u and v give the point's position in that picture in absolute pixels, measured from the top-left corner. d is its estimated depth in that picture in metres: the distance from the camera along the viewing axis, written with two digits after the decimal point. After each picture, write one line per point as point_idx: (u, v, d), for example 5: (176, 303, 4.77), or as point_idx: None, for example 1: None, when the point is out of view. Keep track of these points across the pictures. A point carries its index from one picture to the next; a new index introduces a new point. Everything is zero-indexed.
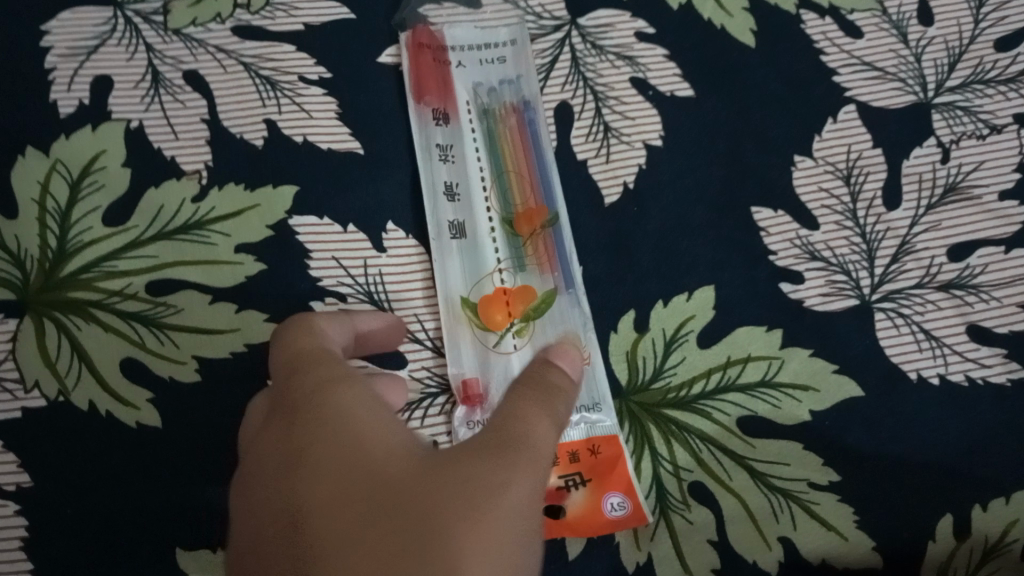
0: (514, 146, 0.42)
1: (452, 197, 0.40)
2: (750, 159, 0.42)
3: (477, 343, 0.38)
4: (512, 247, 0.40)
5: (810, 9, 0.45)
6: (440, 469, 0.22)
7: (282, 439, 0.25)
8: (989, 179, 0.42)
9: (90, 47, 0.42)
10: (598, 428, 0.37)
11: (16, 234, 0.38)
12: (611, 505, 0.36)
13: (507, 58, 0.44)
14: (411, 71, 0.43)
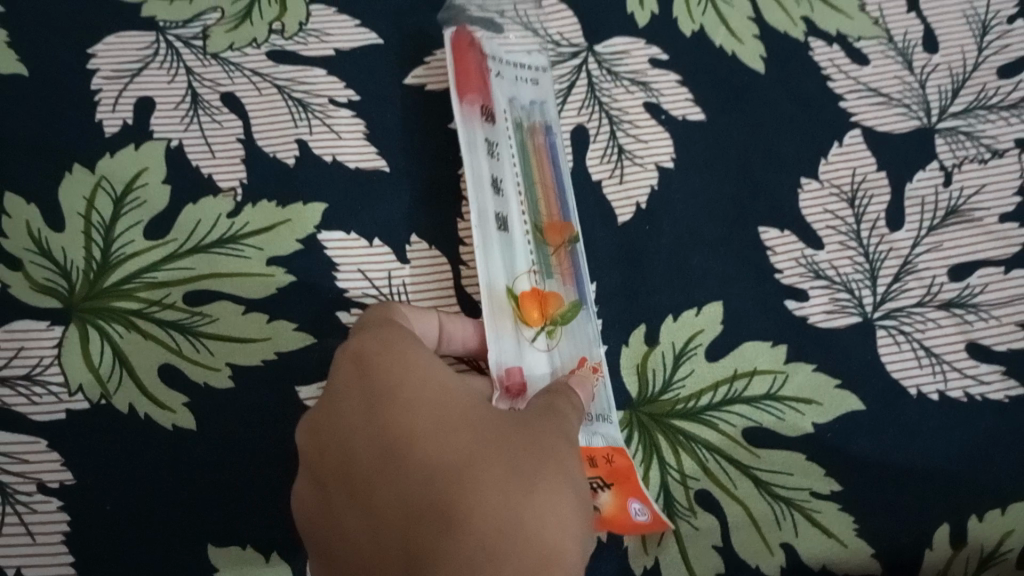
0: (542, 163, 0.43)
1: (497, 191, 0.41)
2: (759, 180, 0.44)
3: (513, 334, 0.38)
4: (541, 254, 0.41)
5: (817, 37, 0.47)
6: (525, 430, 0.30)
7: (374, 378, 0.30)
8: (992, 202, 0.43)
9: (134, 71, 0.44)
10: (612, 440, 0.37)
11: (63, 246, 0.40)
12: (634, 510, 0.36)
13: (539, 81, 0.45)
14: (456, 67, 0.43)
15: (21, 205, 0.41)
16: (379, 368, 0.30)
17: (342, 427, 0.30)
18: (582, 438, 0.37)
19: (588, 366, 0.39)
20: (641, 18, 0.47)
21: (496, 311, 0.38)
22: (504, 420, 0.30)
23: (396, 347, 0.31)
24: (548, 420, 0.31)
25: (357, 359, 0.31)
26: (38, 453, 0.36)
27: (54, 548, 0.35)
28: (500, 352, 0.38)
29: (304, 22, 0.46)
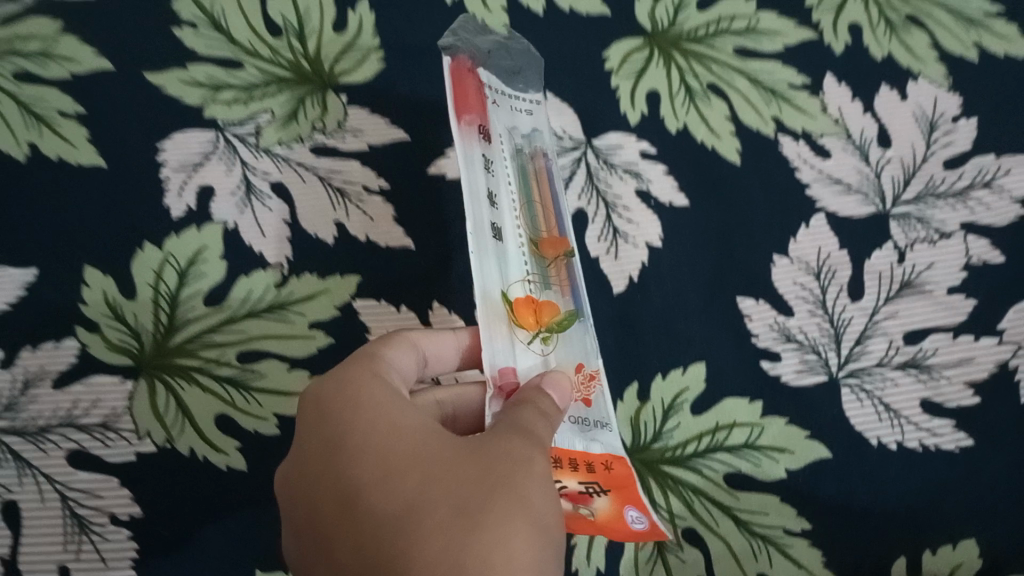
0: (541, 182, 0.45)
1: (493, 205, 0.41)
2: (738, 256, 0.50)
3: (507, 338, 0.39)
4: (538, 265, 0.42)
5: (785, 134, 0.54)
6: (484, 452, 0.32)
7: (338, 417, 0.34)
8: (941, 276, 0.50)
9: (197, 164, 0.51)
10: (610, 446, 0.40)
11: (134, 312, 0.46)
12: (630, 518, 0.39)
13: (532, 110, 0.48)
14: (452, 89, 0.42)
15: (99, 277, 0.47)
16: (351, 420, 0.33)
17: (314, 466, 0.33)
18: (580, 443, 0.40)
19: (585, 373, 0.41)
20: (632, 117, 0.55)
21: (492, 317, 0.39)
22: (465, 445, 0.32)
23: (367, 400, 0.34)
24: (512, 438, 0.33)
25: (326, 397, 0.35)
26: (110, 489, 0.44)
27: (123, 569, 0.43)
28: (494, 354, 0.39)
29: (342, 120, 0.53)
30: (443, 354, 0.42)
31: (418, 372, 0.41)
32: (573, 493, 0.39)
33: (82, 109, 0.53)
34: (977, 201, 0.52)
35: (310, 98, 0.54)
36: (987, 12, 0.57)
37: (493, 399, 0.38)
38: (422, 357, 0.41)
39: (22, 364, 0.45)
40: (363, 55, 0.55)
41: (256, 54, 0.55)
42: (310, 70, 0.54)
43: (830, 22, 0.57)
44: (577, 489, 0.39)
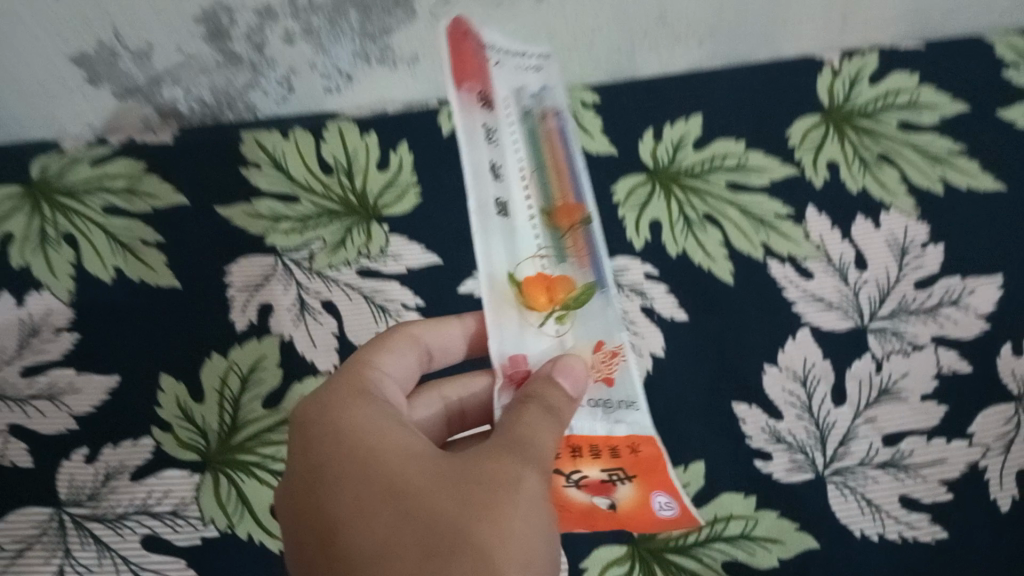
0: (552, 145, 0.41)
1: (496, 176, 0.39)
2: (732, 364, 0.57)
3: (516, 323, 0.39)
4: (553, 236, 0.39)
5: (772, 258, 0.61)
6: (469, 476, 0.33)
7: (320, 444, 0.35)
8: (915, 384, 0.55)
9: (258, 284, 0.59)
10: (637, 428, 0.38)
11: (202, 413, 0.54)
12: (656, 500, 0.38)
13: (539, 68, 0.44)
14: (451, 58, 0.39)
15: (172, 383, 0.55)
16: (341, 441, 0.35)
17: (300, 484, 0.34)
18: (604, 427, 0.39)
19: (606, 351, 0.39)
20: (637, 242, 0.62)
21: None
22: (448, 471, 0.33)
23: (359, 422, 0.36)
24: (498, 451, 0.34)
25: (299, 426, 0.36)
26: (179, 570, 0.50)
27: None
28: (503, 343, 0.39)
29: (384, 246, 0.61)
30: (446, 344, 0.47)
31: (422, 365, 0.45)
32: (597, 480, 0.39)
33: (161, 239, 0.61)
34: (946, 316, 0.58)
35: (356, 227, 0.62)
36: (951, 150, 0.65)
37: (503, 391, 0.39)
38: (428, 351, 0.46)
39: (104, 459, 0.53)
40: (403, 190, 0.63)
41: (311, 190, 0.63)
42: (357, 203, 0.63)
43: (810, 159, 0.65)
44: (602, 476, 0.39)
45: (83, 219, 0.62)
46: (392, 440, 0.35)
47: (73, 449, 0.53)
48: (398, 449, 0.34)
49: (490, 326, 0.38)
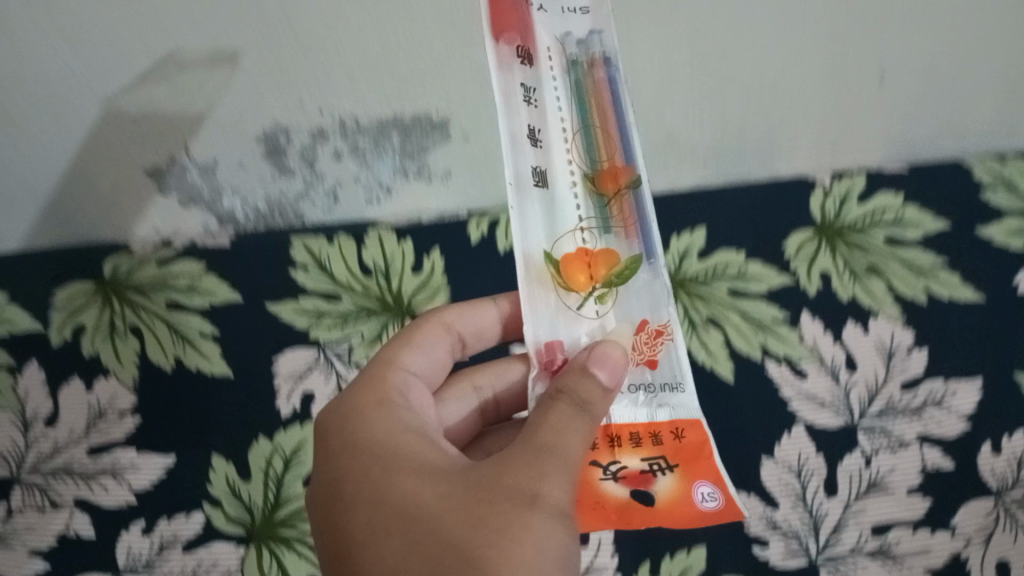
0: (599, 100, 0.47)
1: (536, 144, 0.45)
2: (730, 457, 0.63)
3: (556, 297, 0.46)
4: (598, 205, 0.47)
5: (770, 359, 0.67)
6: (484, 486, 0.38)
7: (354, 455, 0.42)
8: (901, 479, 0.61)
9: (303, 374, 0.67)
10: (679, 413, 0.47)
11: (249, 491, 0.62)
12: (702, 494, 0.45)
13: (588, 8, 0.47)
14: (491, 7, 0.44)
15: (223, 462, 0.63)
16: (375, 454, 0.41)
17: (338, 489, 0.41)
18: (647, 412, 0.47)
19: (651, 329, 0.47)
20: None
21: (538, 275, 0.45)
22: (463, 483, 0.39)
23: (391, 440, 0.42)
24: (513, 465, 0.39)
25: (332, 433, 0.44)
26: None
27: None
28: (539, 329, 0.46)
29: None
30: (478, 330, 0.56)
31: (454, 348, 0.55)
32: (637, 471, 0.46)
33: (217, 331, 0.69)
34: (930, 416, 0.63)
35: (392, 323, 0.70)
36: (934, 264, 0.71)
37: (540, 376, 0.46)
38: (461, 337, 0.55)
39: (159, 531, 0.61)
40: (435, 291, 0.71)
41: (352, 290, 0.71)
42: (393, 302, 0.70)
43: (804, 269, 0.71)
44: (643, 466, 0.46)
45: (148, 312, 0.69)
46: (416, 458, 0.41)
47: (132, 521, 0.62)
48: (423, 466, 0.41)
49: (528, 315, 0.45)
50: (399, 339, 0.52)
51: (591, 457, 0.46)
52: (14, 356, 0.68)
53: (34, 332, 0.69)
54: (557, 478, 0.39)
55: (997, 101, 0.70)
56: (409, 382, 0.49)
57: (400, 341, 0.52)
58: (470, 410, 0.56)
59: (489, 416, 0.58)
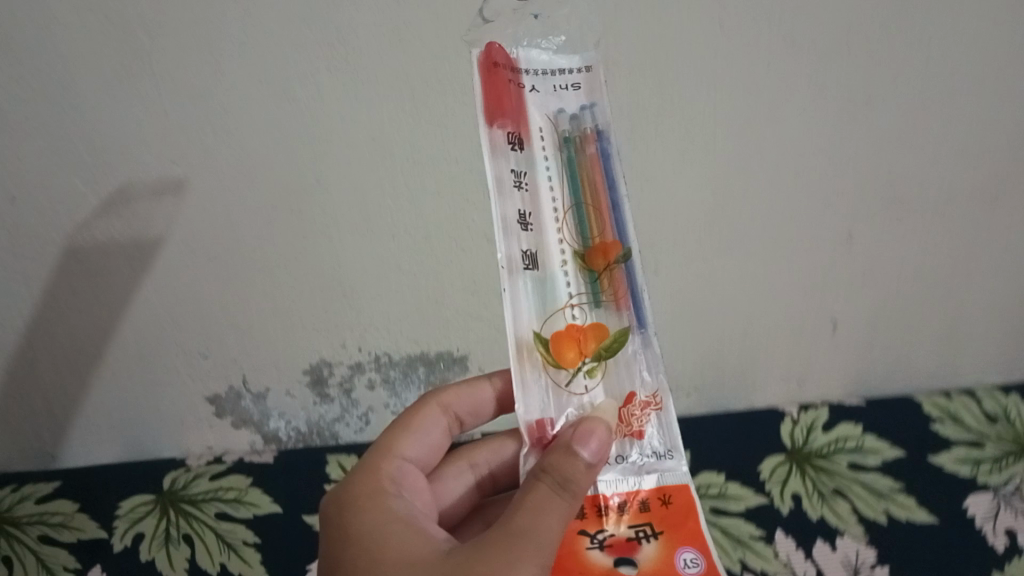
0: (591, 178, 0.53)
1: (527, 226, 0.51)
2: None
3: (543, 374, 0.50)
4: (590, 280, 0.52)
5: (747, 571, 0.75)
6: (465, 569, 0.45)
7: (360, 547, 0.51)
8: None
9: None
10: (667, 481, 0.51)
11: None
12: (686, 560, 0.49)
13: (579, 86, 0.53)
14: (487, 94, 0.51)
15: None
16: (377, 546, 0.50)
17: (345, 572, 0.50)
18: (636, 480, 0.51)
19: (637, 399, 0.51)
20: None
21: (529, 351, 0.50)
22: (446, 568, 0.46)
23: (392, 535, 0.51)
24: (494, 550, 0.46)
25: (339, 520, 0.53)
26: None
27: None
28: (528, 411, 0.50)
29: None
30: (476, 409, 0.65)
31: (451, 425, 0.64)
32: (624, 539, 0.50)
33: (258, 540, 0.78)
34: None
35: None
36: (892, 488, 0.80)
37: (531, 449, 0.51)
38: (458, 415, 0.64)
39: None
40: None
41: None
42: None
43: (777, 491, 0.81)
44: (629, 534, 0.50)
45: (199, 521, 0.79)
46: (409, 549, 0.49)
47: None
48: (415, 555, 0.49)
49: (519, 400, 0.50)
50: (399, 422, 0.63)
51: (580, 527, 0.51)
52: (80, 563, 0.77)
53: (98, 538, 0.79)
54: (526, 562, 0.45)
55: (921, 345, 0.89)
56: (405, 468, 0.59)
57: (399, 427, 0.62)
58: (468, 486, 0.65)
59: (486, 489, 0.66)
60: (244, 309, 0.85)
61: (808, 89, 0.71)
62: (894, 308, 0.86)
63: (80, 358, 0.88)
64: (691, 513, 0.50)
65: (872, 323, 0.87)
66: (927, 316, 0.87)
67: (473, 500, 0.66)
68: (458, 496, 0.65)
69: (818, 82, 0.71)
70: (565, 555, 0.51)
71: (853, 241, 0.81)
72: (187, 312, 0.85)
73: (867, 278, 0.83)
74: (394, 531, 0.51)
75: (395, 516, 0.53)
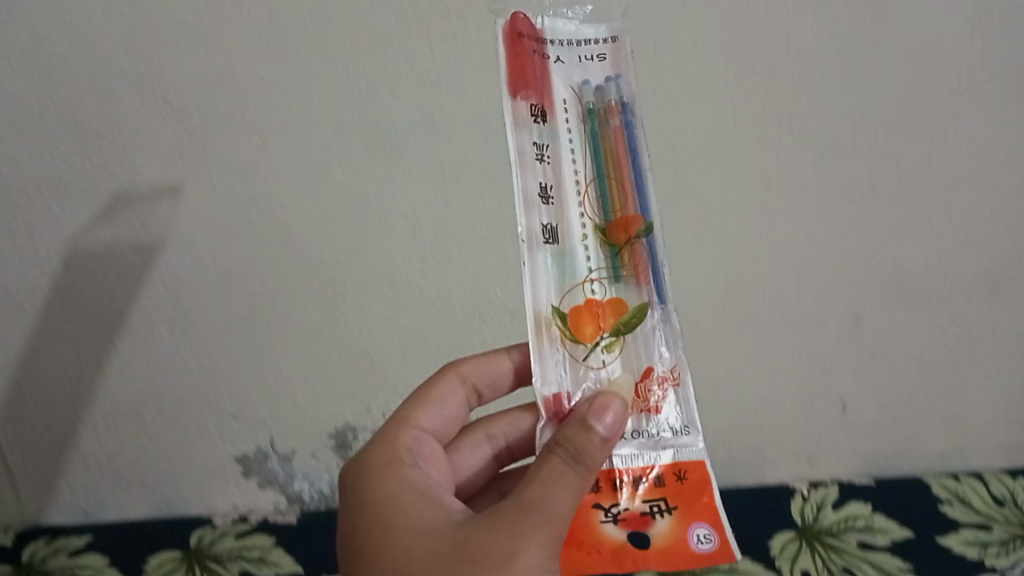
0: (614, 150, 0.54)
1: (549, 199, 0.53)
2: None
3: (562, 347, 0.53)
4: (610, 253, 0.54)
5: None
6: (480, 539, 0.46)
7: (378, 513, 0.52)
8: None
9: None
10: (683, 456, 0.53)
11: None
12: (699, 535, 0.51)
13: (605, 55, 0.55)
14: (511, 67, 0.52)
15: None
16: (395, 513, 0.51)
17: (362, 537, 0.51)
18: (653, 455, 0.53)
19: (654, 373, 0.54)
20: None
21: (548, 325, 0.52)
22: (462, 538, 0.47)
23: (410, 504, 0.52)
24: (508, 520, 0.47)
25: (353, 488, 0.55)
26: None
27: None
28: (545, 382, 0.52)
29: None
30: (494, 383, 0.66)
31: (470, 397, 0.65)
32: (638, 513, 0.52)
33: None
34: None
35: None
36: (901, 567, 0.81)
37: (547, 423, 0.52)
38: (477, 386, 0.65)
39: None
40: None
41: None
42: None
43: (788, 567, 0.82)
44: (643, 508, 0.52)
45: None
46: (426, 517, 0.51)
47: None
48: (433, 525, 0.50)
49: (537, 373, 0.52)
50: (417, 393, 0.63)
51: (595, 500, 0.53)
52: None
53: None
54: (537, 534, 0.46)
55: (929, 429, 0.91)
56: (421, 437, 0.60)
57: (417, 399, 0.63)
58: (485, 458, 0.67)
59: (503, 460, 0.68)
60: (274, 375, 0.89)
61: (816, 179, 0.76)
62: (897, 391, 0.89)
63: (119, 415, 0.92)
64: (706, 487, 0.53)
65: (877, 404, 0.89)
66: (931, 397, 0.89)
67: (490, 472, 0.67)
68: (475, 468, 0.66)
69: (825, 170, 0.76)
70: (580, 524, 0.53)
71: (861, 326, 0.84)
72: (221, 374, 0.89)
73: (874, 362, 0.86)
74: (411, 502, 0.52)
75: (412, 487, 0.54)
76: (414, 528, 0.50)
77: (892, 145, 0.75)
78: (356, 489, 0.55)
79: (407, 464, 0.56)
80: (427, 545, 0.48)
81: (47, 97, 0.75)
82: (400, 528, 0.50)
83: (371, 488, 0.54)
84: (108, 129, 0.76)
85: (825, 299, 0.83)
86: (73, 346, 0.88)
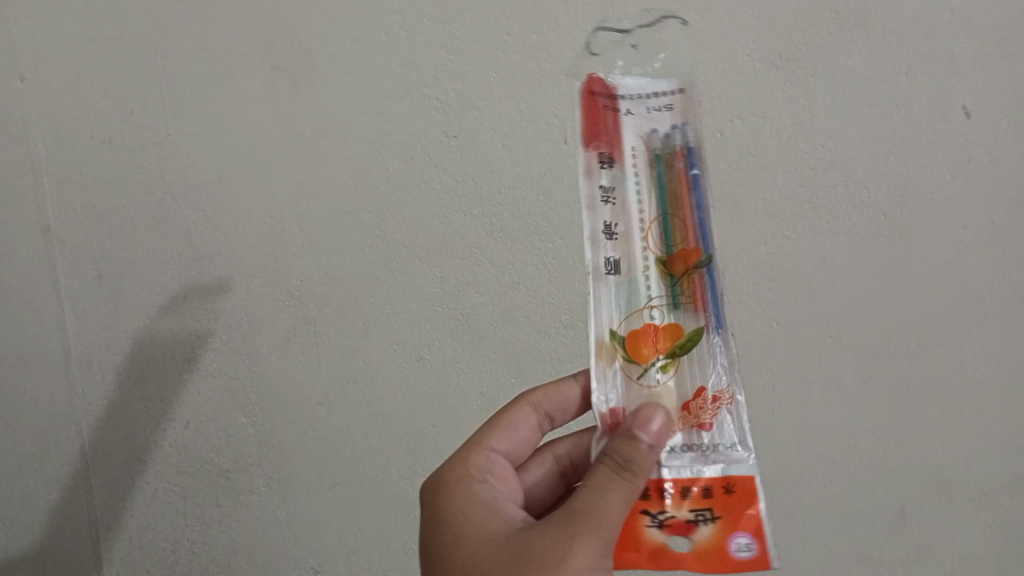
0: (678, 190, 0.58)
1: (614, 237, 0.58)
2: None
3: (620, 368, 0.55)
4: (670, 283, 0.57)
5: None
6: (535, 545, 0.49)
7: (451, 523, 0.56)
8: None
9: None
10: (733, 471, 0.53)
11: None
12: (740, 545, 0.51)
13: (673, 106, 0.60)
14: (586, 121, 0.60)
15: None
16: (468, 524, 0.55)
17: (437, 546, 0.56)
18: (702, 468, 0.53)
19: (707, 394, 0.55)
20: None
21: (609, 351, 0.56)
22: (520, 543, 0.51)
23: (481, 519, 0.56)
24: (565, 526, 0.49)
25: (430, 502, 0.59)
26: None
27: None
28: (603, 399, 0.55)
29: None
30: (565, 408, 0.68)
31: (542, 422, 0.68)
32: (683, 520, 0.52)
33: None
34: None
35: None
36: None
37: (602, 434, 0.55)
38: (548, 413, 0.68)
39: None
40: None
41: None
42: None
43: None
44: (689, 516, 0.52)
45: None
46: (493, 529, 0.54)
47: None
48: (500, 534, 0.54)
49: (597, 387, 0.55)
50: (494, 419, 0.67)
51: (645, 506, 0.53)
52: None
53: None
54: (588, 539, 0.48)
55: None
56: (492, 456, 0.63)
57: (492, 430, 0.66)
58: (553, 475, 0.70)
59: (570, 478, 0.71)
60: (354, 535, 0.96)
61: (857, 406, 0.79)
62: None
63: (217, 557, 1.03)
64: (752, 500, 0.52)
65: None
66: None
67: (558, 488, 0.70)
68: (543, 484, 0.69)
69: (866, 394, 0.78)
70: (627, 528, 0.53)
71: None
72: (306, 529, 0.97)
73: None
74: (482, 515, 0.56)
75: (487, 503, 0.57)
76: (481, 538, 0.54)
77: (945, 355, 0.77)
78: (433, 502, 0.59)
79: (480, 483, 0.59)
80: (492, 549, 0.52)
81: (200, 283, 0.93)
82: (471, 535, 0.54)
83: (447, 503, 0.58)
84: (239, 313, 0.93)
85: (901, 506, 0.80)
86: (189, 495, 1.02)
